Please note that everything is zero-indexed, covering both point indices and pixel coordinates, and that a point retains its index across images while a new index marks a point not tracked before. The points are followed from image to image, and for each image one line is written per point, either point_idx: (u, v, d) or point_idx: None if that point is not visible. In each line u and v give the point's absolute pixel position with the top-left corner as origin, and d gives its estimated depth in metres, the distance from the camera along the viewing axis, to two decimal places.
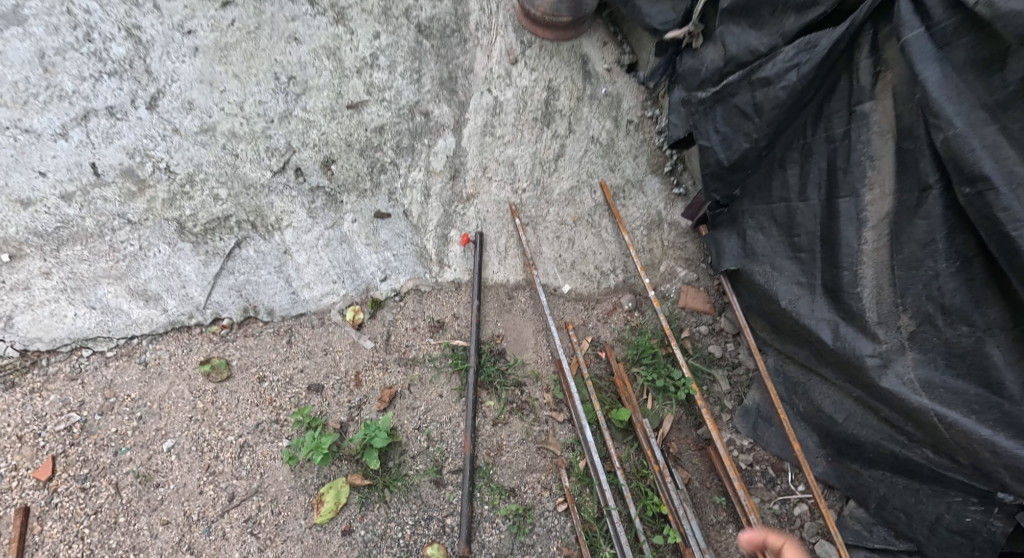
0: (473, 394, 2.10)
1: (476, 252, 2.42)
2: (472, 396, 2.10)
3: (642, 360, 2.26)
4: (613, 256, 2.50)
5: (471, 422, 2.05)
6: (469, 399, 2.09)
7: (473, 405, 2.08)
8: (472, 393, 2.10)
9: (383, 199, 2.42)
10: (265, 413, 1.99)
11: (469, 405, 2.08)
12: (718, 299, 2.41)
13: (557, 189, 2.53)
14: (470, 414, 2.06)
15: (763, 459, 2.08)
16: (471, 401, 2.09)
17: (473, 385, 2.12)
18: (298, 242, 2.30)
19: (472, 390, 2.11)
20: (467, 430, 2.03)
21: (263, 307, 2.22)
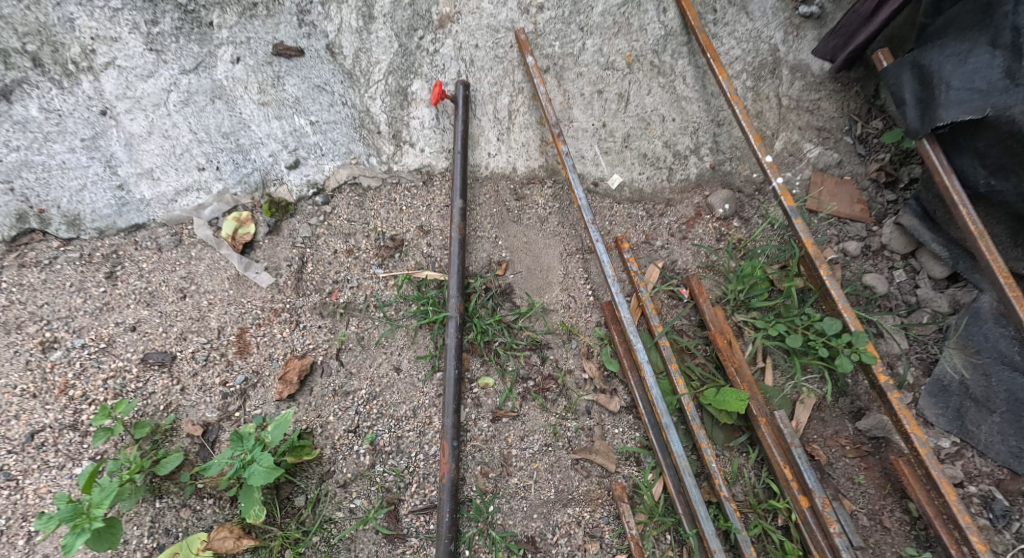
0: (456, 367, 1.14)
1: (459, 119, 1.39)
2: (455, 370, 1.14)
3: (751, 301, 1.29)
4: (694, 125, 1.45)
5: (454, 417, 1.11)
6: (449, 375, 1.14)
7: (456, 387, 1.13)
8: (454, 365, 1.14)
9: (292, 26, 1.29)
10: (48, 414, 1.02)
11: (450, 387, 1.13)
12: (875, 196, 1.40)
13: (600, 7, 1.39)
14: (452, 402, 1.12)
15: (981, 474, 1.15)
16: (453, 379, 1.13)
17: (457, 353, 1.16)
18: (127, 96, 1.19)
19: (455, 359, 1.15)
20: (447, 433, 1.10)
21: (58, 212, 1.19)
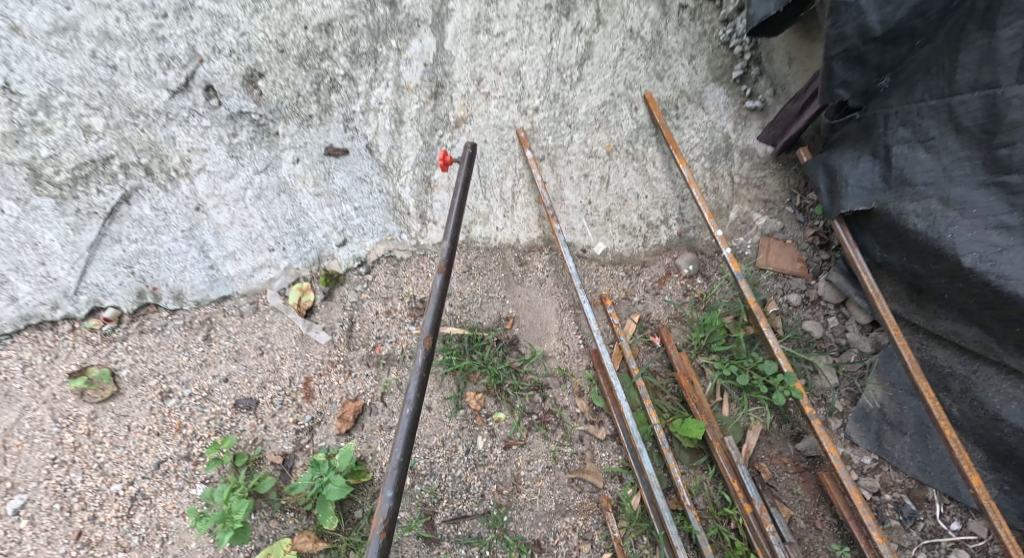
0: (413, 405, 1.02)
1: (460, 174, 1.46)
2: (411, 411, 1.02)
3: (711, 345, 1.61)
4: (663, 201, 1.79)
5: (396, 478, 0.93)
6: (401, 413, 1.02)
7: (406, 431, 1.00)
8: (411, 403, 1.02)
9: (338, 129, 1.67)
10: (170, 448, 1.36)
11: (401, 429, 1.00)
12: (812, 257, 1.72)
13: (583, 109, 1.79)
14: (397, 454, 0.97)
15: (894, 485, 1.45)
16: (407, 419, 1.01)
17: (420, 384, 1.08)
18: (216, 195, 1.56)
19: (415, 393, 1.05)
20: (386, 480, 0.93)
21: (167, 291, 1.54)
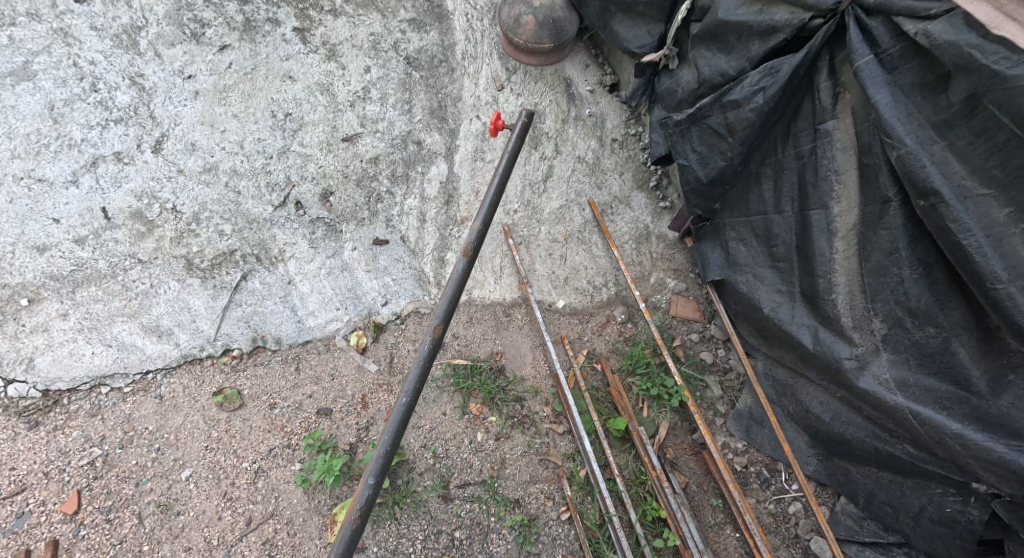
0: (407, 398, 1.60)
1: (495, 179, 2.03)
2: (405, 401, 1.60)
3: (636, 369, 2.38)
4: (605, 271, 2.62)
5: (384, 452, 1.53)
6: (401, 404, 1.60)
7: (401, 418, 1.58)
8: (404, 398, 1.60)
9: (381, 227, 2.53)
10: (277, 439, 2.10)
11: (396, 416, 1.58)
12: (706, 307, 2.56)
13: (547, 209, 2.65)
14: (392, 435, 1.56)
15: (758, 460, 2.22)
16: (403, 405, 1.60)
17: (420, 382, 1.65)
18: (301, 272, 2.39)
19: (412, 388, 1.62)
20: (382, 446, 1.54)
21: (271, 336, 2.32)
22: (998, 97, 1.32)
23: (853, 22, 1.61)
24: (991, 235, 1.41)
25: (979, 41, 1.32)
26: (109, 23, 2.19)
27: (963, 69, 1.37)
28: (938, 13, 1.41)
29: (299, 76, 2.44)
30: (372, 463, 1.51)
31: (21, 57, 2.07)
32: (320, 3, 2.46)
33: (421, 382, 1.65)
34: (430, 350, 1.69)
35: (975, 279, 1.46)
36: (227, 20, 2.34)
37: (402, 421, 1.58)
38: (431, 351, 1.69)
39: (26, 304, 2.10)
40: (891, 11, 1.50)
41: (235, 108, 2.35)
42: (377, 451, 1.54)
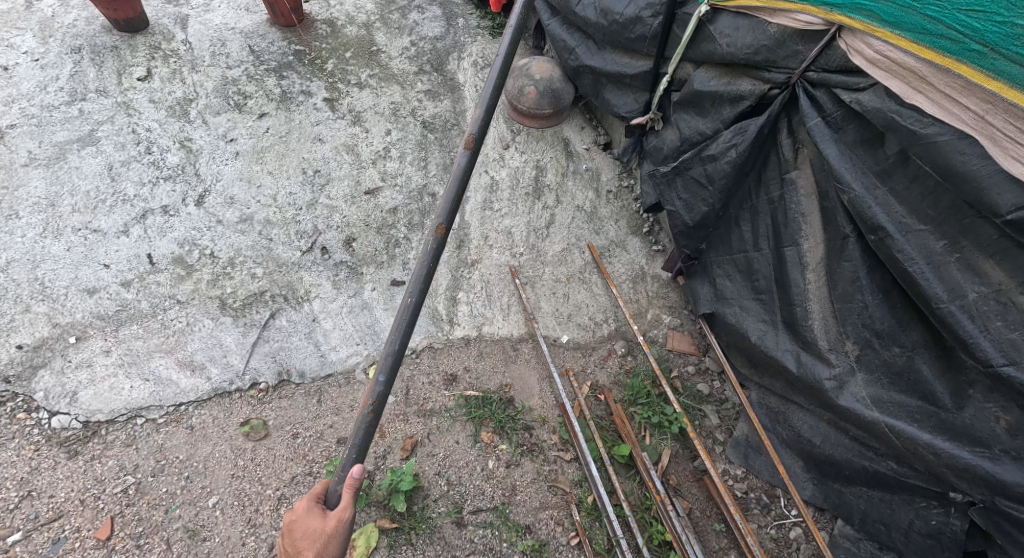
0: (413, 298, 1.85)
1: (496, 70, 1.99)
2: (411, 300, 1.85)
3: (637, 399, 2.52)
4: (605, 308, 2.82)
5: (392, 355, 1.81)
6: (407, 304, 1.84)
7: (407, 319, 1.84)
8: (410, 298, 1.85)
9: (398, 269, 2.72)
10: (300, 467, 2.18)
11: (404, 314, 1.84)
12: (700, 341, 2.75)
13: (550, 251, 2.92)
14: (400, 337, 1.83)
15: (757, 487, 2.31)
16: (410, 303, 1.84)
17: (426, 279, 1.87)
18: (325, 310, 2.57)
19: (418, 287, 1.86)
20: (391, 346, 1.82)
21: (295, 370, 2.44)
22: (918, 149, 1.69)
23: (803, 92, 2.03)
24: (931, 261, 1.74)
25: (898, 108, 1.72)
26: (166, 97, 2.84)
27: (889, 129, 1.75)
28: (866, 86, 1.82)
29: (327, 138, 2.92)
30: (384, 363, 1.81)
31: (89, 126, 2.66)
32: (348, 79, 3.17)
33: (426, 279, 1.87)
34: (435, 247, 1.87)
35: (924, 300, 1.77)
36: (266, 94, 2.98)
37: (408, 320, 1.84)
38: (434, 251, 1.88)
39: (74, 341, 2.25)
40: (831, 84, 1.92)
41: (271, 166, 2.77)
42: (388, 350, 1.83)
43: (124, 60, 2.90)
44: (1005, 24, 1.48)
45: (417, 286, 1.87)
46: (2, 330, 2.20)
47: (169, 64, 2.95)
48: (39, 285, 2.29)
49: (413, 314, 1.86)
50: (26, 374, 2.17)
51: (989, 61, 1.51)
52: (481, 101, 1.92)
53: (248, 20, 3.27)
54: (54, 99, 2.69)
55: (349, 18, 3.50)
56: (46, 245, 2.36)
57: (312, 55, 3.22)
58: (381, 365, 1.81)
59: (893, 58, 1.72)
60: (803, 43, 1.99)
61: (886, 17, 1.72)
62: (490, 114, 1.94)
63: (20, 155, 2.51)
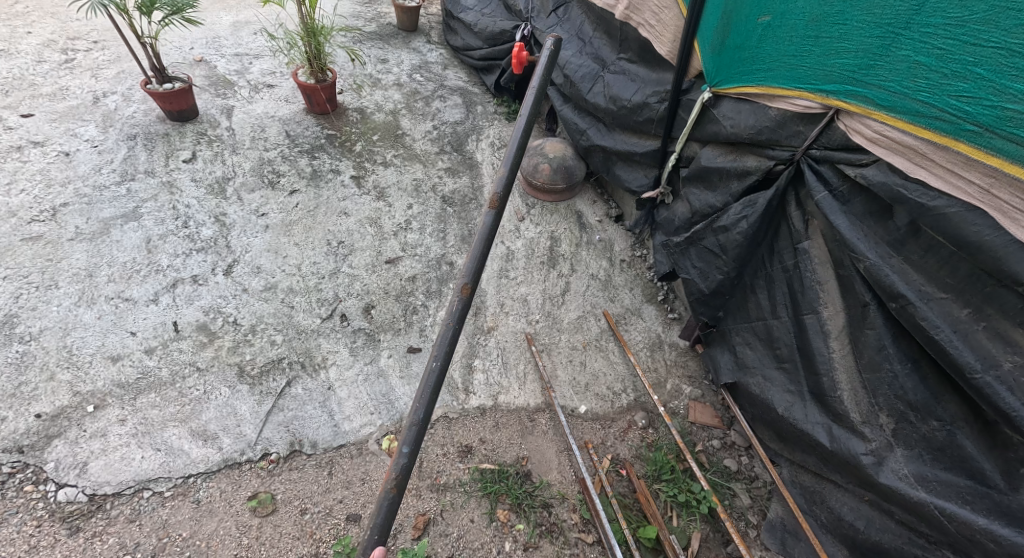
0: (437, 362, 1.71)
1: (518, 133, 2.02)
2: (436, 365, 1.71)
3: (661, 476, 2.39)
4: (622, 376, 2.76)
5: (416, 425, 1.64)
6: (431, 369, 1.71)
7: (432, 385, 1.69)
8: (436, 362, 1.71)
9: (415, 336, 2.72)
10: (305, 547, 2.05)
11: (429, 381, 1.69)
12: (724, 413, 2.65)
13: (566, 319, 2.93)
14: (424, 404, 1.67)
15: None
16: (435, 368, 1.70)
17: (451, 342, 1.75)
18: (341, 378, 2.52)
19: (442, 351, 1.73)
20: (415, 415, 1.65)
21: (307, 440, 2.34)
22: (927, 220, 1.72)
23: (808, 167, 2.10)
24: (957, 329, 1.70)
25: (904, 182, 1.77)
26: (206, 176, 3.10)
27: (897, 201, 1.79)
28: (869, 162, 1.88)
29: (352, 211, 3.11)
30: (407, 433, 1.63)
31: (134, 203, 2.89)
32: (374, 159, 3.43)
33: (451, 343, 1.74)
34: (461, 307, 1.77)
35: (956, 371, 1.71)
36: (299, 172, 3.23)
37: (432, 387, 1.69)
38: (460, 312, 1.77)
39: (91, 410, 2.23)
40: (835, 160, 1.98)
41: (297, 237, 2.93)
42: (411, 420, 1.66)
43: (172, 144, 3.21)
44: (995, 107, 1.52)
45: (441, 350, 1.74)
46: (24, 398, 2.21)
47: (212, 148, 3.25)
48: (65, 353, 2.34)
49: (437, 382, 1.72)
50: (40, 444, 2.13)
51: (986, 141, 1.55)
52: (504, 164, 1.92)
53: (287, 109, 3.62)
54: (106, 180, 2.96)
55: (378, 105, 3.83)
56: (79, 313, 2.46)
57: (342, 138, 3.52)
58: (403, 437, 1.63)
59: (892, 137, 1.78)
60: (804, 124, 2.08)
61: (879, 101, 1.79)
62: (514, 172, 1.94)
63: (67, 230, 2.72)
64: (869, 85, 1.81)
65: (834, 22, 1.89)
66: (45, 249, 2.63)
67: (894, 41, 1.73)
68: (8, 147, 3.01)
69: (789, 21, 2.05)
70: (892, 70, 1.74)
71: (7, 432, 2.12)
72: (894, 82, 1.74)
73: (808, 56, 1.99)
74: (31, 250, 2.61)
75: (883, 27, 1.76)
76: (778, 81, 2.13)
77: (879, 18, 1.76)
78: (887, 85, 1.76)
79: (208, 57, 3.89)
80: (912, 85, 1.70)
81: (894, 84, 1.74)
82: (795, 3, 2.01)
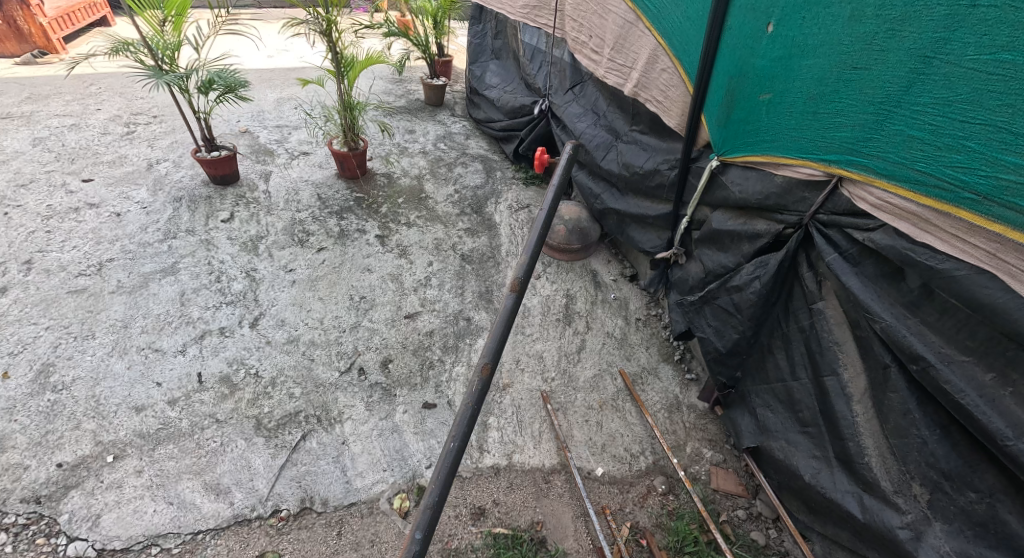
0: (456, 443, 1.66)
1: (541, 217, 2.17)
2: (455, 446, 1.66)
3: (684, 547, 2.26)
4: (640, 438, 2.68)
5: (429, 510, 1.54)
6: (449, 448, 1.65)
7: (448, 466, 1.62)
8: (455, 441, 1.66)
9: (431, 391, 2.71)
10: None
11: (445, 462, 1.63)
12: (748, 480, 2.53)
13: (582, 377, 2.92)
14: (439, 486, 1.59)
15: None
16: (452, 450, 1.65)
17: (470, 422, 1.70)
18: (355, 433, 2.50)
19: (461, 433, 1.68)
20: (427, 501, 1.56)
21: (319, 497, 2.28)
22: (940, 283, 1.73)
23: (817, 231, 2.15)
24: (983, 394, 1.65)
25: (911, 246, 1.80)
26: (242, 235, 3.30)
27: (907, 264, 1.81)
28: (876, 226, 1.92)
29: (375, 268, 3.24)
30: (420, 516, 1.54)
31: (173, 260, 3.07)
32: (398, 220, 3.61)
33: (469, 424, 1.70)
34: (483, 386, 1.75)
35: (987, 437, 1.64)
36: (327, 232, 3.42)
37: (449, 467, 1.62)
38: (479, 394, 1.74)
39: (110, 460, 2.25)
40: (842, 225, 2.04)
41: (322, 292, 3.05)
42: (425, 502, 1.57)
43: (213, 206, 3.46)
44: (990, 177, 1.58)
45: (460, 431, 1.69)
46: (49, 447, 2.25)
47: (249, 209, 3.48)
48: (93, 402, 2.41)
49: (454, 463, 1.64)
50: (57, 495, 2.13)
51: (986, 209, 1.59)
52: (528, 247, 2.05)
53: (320, 174, 3.89)
54: (150, 238, 3.18)
55: (404, 171, 4.08)
56: (111, 362, 2.56)
57: (369, 201, 3.73)
58: (416, 522, 1.53)
59: (894, 203, 1.84)
60: (810, 190, 2.16)
61: (879, 170, 1.86)
62: (535, 258, 2.03)
63: (110, 284, 2.89)
64: (868, 156, 1.89)
65: (830, 99, 1.99)
66: (87, 301, 2.79)
67: (887, 116, 1.81)
68: (67, 208, 3.28)
69: (787, 98, 2.16)
70: (889, 143, 1.82)
71: (28, 482, 2.15)
72: (891, 153, 1.82)
73: (808, 129, 2.09)
74: (75, 302, 2.78)
75: (876, 105, 1.84)
76: (782, 151, 2.23)
77: (871, 96, 1.85)
78: (885, 156, 1.84)
79: (252, 129, 4.25)
80: (909, 156, 1.77)
81: (892, 155, 1.82)
82: (792, 82, 2.13)
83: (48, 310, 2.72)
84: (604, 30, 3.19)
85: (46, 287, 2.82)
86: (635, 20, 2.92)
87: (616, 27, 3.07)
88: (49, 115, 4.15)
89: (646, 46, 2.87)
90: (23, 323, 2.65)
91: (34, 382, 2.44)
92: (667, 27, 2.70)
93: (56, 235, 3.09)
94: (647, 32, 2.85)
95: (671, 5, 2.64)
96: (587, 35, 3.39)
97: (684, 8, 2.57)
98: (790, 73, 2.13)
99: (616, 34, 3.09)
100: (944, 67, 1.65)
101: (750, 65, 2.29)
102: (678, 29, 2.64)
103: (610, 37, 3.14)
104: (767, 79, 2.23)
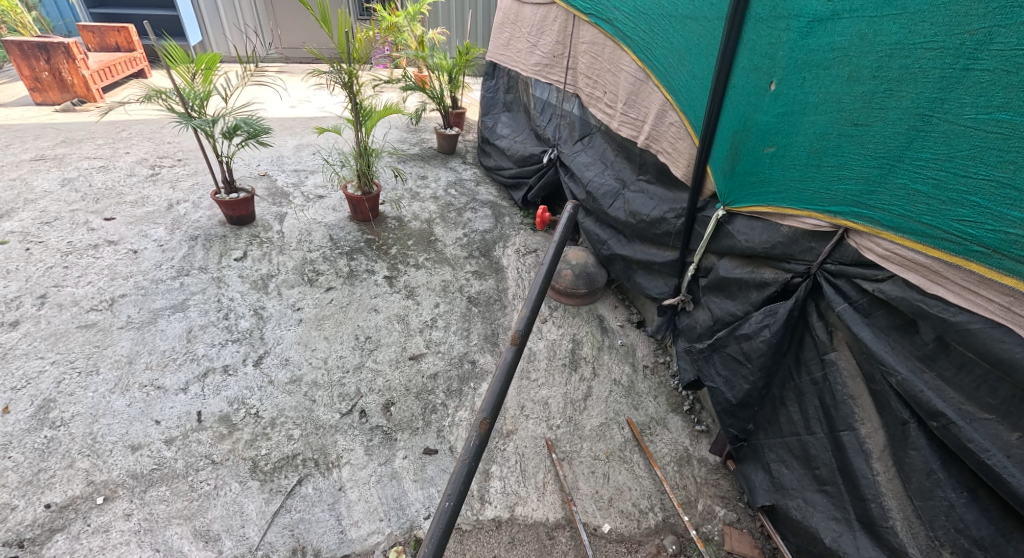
0: (451, 501, 1.59)
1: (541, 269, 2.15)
2: (449, 504, 1.58)
3: None
4: (649, 492, 2.56)
5: None
6: (443, 509, 1.57)
7: (442, 527, 1.55)
8: (450, 499, 1.59)
9: (432, 437, 2.63)
10: None
11: (439, 522, 1.56)
12: (764, 543, 2.38)
13: (588, 425, 2.83)
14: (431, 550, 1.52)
15: None
16: (446, 508, 1.57)
17: (465, 480, 1.63)
18: (353, 479, 2.41)
19: (455, 492, 1.60)
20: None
21: (311, 548, 2.17)
22: (955, 336, 1.69)
23: (825, 281, 2.13)
24: (1011, 454, 1.57)
25: (923, 297, 1.77)
26: (253, 273, 3.36)
27: (920, 316, 1.78)
28: (884, 277, 1.91)
29: (381, 309, 3.26)
30: None
31: (183, 296, 3.12)
32: (407, 262, 3.65)
33: (464, 482, 1.63)
34: (479, 442, 1.70)
35: (1018, 501, 1.54)
36: (336, 272, 3.46)
37: (442, 529, 1.55)
38: (475, 449, 1.69)
39: (100, 502, 2.18)
40: (850, 275, 2.02)
41: (327, 331, 3.05)
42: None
43: (228, 245, 3.55)
44: (999, 231, 1.57)
45: (454, 489, 1.62)
46: (39, 486, 2.20)
47: (263, 249, 3.56)
48: (90, 439, 2.38)
49: (447, 525, 1.57)
50: (41, 539, 2.05)
51: (997, 262, 1.58)
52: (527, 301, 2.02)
53: (333, 216, 3.99)
54: (163, 275, 3.24)
55: (415, 215, 4.17)
56: (111, 399, 2.54)
57: (379, 243, 3.80)
58: None
59: (902, 255, 1.83)
60: (817, 240, 2.15)
61: (885, 222, 1.87)
62: (536, 310, 2.01)
63: (120, 319, 2.92)
64: (874, 208, 1.90)
65: (832, 153, 2.03)
66: (96, 337, 2.81)
67: (890, 170, 1.84)
68: (86, 245, 3.37)
69: (790, 152, 2.20)
70: (893, 196, 1.84)
71: (14, 523, 2.08)
72: (896, 206, 1.83)
73: (813, 181, 2.12)
74: (83, 337, 2.80)
75: (878, 159, 1.87)
76: (788, 202, 2.25)
77: (873, 151, 1.89)
78: (890, 209, 1.85)
79: (271, 172, 4.42)
80: (914, 209, 1.78)
81: (897, 207, 1.83)
82: (794, 137, 2.18)
83: (56, 344, 2.74)
84: (617, 86, 3.32)
85: (57, 322, 2.85)
86: (646, 78, 3.04)
87: (628, 84, 3.20)
88: (80, 158, 4.34)
89: (656, 102, 2.98)
90: (30, 357, 2.66)
91: (33, 417, 2.42)
92: (674, 84, 2.81)
93: (72, 271, 3.16)
94: (656, 89, 2.96)
95: (678, 64, 2.76)
96: (600, 91, 3.53)
97: (690, 68, 2.69)
98: (793, 128, 2.18)
99: (628, 90, 3.21)
100: (943, 125, 1.68)
101: (754, 120, 2.36)
102: (684, 86, 2.74)
103: (622, 93, 3.27)
104: (770, 134, 2.29)
